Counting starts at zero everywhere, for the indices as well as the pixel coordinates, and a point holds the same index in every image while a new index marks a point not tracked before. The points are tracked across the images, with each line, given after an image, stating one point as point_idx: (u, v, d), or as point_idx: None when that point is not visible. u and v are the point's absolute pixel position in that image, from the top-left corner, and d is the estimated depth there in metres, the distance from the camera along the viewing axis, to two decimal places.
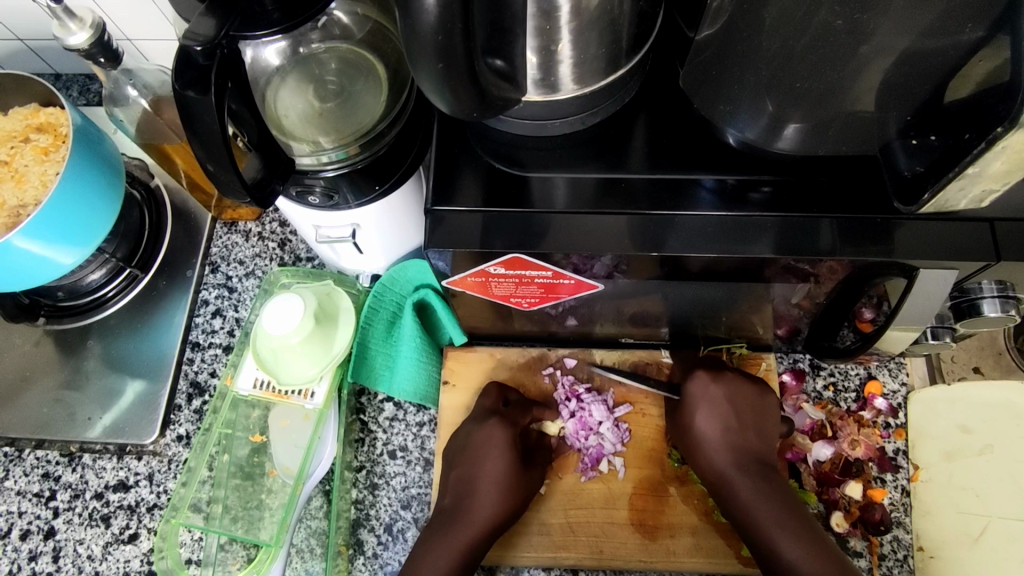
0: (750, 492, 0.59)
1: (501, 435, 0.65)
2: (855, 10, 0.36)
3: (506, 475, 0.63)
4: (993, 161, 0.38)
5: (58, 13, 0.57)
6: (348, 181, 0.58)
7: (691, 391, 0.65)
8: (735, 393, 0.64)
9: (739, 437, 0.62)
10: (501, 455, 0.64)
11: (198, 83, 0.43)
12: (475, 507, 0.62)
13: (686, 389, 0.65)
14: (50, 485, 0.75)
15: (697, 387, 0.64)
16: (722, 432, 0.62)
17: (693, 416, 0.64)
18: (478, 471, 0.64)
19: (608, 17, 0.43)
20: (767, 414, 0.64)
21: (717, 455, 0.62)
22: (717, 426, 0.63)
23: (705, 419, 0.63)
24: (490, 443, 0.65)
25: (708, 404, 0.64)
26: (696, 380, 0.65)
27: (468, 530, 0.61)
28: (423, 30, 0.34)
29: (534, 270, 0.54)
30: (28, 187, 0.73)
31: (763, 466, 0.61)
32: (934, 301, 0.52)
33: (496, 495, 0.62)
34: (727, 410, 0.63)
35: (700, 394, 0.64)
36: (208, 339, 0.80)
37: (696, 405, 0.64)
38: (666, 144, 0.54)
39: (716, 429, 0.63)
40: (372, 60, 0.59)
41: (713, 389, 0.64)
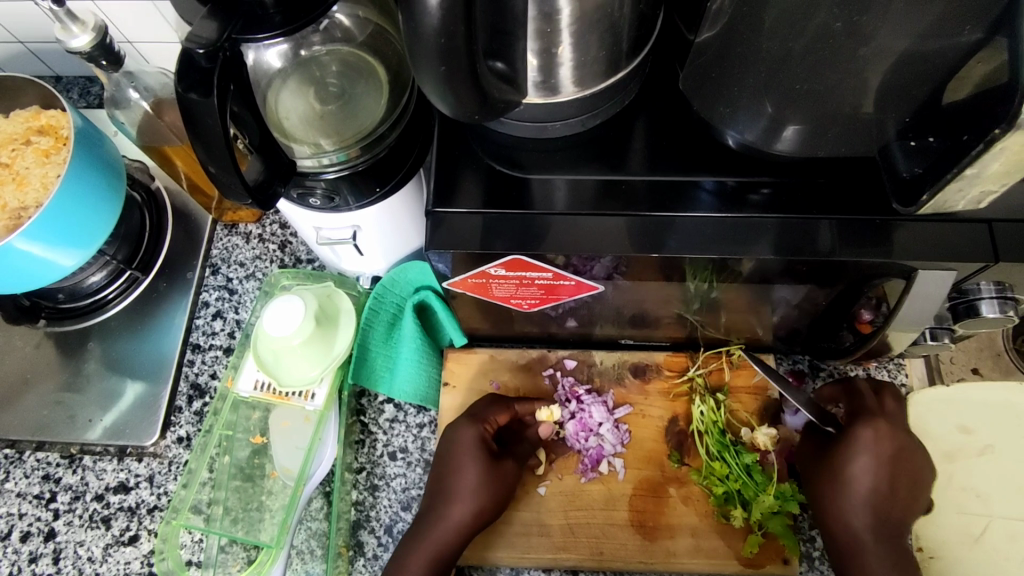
0: (886, 561, 0.57)
1: (472, 434, 0.65)
2: (853, 13, 0.36)
3: (478, 475, 0.63)
4: (991, 162, 0.38)
5: (60, 16, 0.58)
6: (348, 183, 0.59)
7: (860, 436, 0.60)
8: (899, 446, 0.60)
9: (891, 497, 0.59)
10: (472, 455, 0.64)
11: (201, 86, 0.43)
12: (450, 506, 0.63)
13: (853, 433, 0.60)
14: (51, 487, 0.75)
15: (867, 435, 0.60)
16: (874, 492, 0.59)
17: (847, 470, 0.60)
18: (453, 471, 0.64)
19: (608, 20, 0.43)
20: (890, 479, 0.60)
21: (860, 517, 0.58)
22: (875, 483, 0.59)
23: (849, 474, 0.59)
24: (464, 444, 0.65)
25: (869, 459, 0.59)
26: (873, 430, 0.60)
27: (444, 529, 0.62)
28: (426, 33, 0.34)
29: (535, 271, 0.54)
30: (28, 189, 0.73)
31: (900, 528, 0.59)
32: (934, 300, 0.52)
33: (468, 494, 0.63)
34: (886, 470, 0.59)
35: (866, 445, 0.60)
36: (208, 341, 0.80)
37: (856, 455, 0.60)
38: (666, 146, 0.54)
39: (870, 487, 0.59)
40: (373, 63, 0.60)
41: (881, 441, 0.60)
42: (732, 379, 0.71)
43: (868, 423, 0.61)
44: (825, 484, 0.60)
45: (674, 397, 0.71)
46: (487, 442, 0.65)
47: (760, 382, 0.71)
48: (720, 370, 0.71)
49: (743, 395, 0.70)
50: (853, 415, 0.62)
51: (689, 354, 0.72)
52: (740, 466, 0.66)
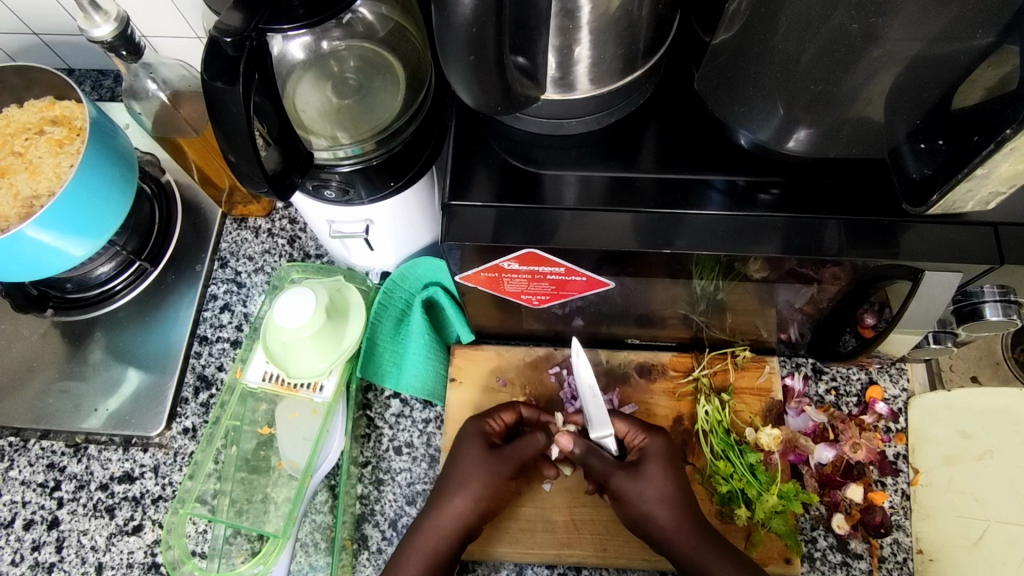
0: (709, 550, 0.60)
1: (473, 428, 0.67)
2: (871, 15, 0.37)
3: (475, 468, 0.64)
4: (1001, 163, 0.40)
5: (85, 5, 0.58)
6: (363, 177, 0.59)
7: (648, 448, 0.64)
8: (670, 457, 0.64)
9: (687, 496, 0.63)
10: (473, 446, 0.65)
11: (227, 74, 0.44)
12: (448, 503, 0.64)
13: (645, 444, 0.64)
14: (55, 475, 0.75)
15: (656, 448, 0.64)
16: (666, 491, 0.62)
17: (642, 475, 0.62)
18: (456, 464, 0.65)
19: (627, 19, 0.44)
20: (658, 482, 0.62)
21: (661, 510, 0.61)
22: (665, 484, 0.62)
23: (666, 477, 0.63)
24: (468, 438, 0.66)
25: (665, 465, 0.63)
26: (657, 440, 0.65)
27: (443, 526, 0.63)
28: (457, 22, 0.35)
29: (548, 266, 0.55)
30: (42, 177, 0.73)
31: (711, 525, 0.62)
32: (937, 305, 0.53)
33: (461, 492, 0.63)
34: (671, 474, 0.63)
35: (655, 455, 0.64)
36: (216, 333, 0.80)
37: (651, 461, 0.63)
38: (678, 145, 0.55)
39: (661, 486, 0.62)
40: (391, 60, 0.60)
41: (664, 448, 0.64)
42: (737, 380, 0.71)
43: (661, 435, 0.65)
44: (622, 486, 0.62)
45: (679, 397, 0.71)
46: (490, 438, 0.66)
47: (765, 383, 0.71)
48: (725, 372, 0.72)
49: (748, 397, 0.71)
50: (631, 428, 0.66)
51: (694, 355, 0.73)
52: (745, 465, 0.66)
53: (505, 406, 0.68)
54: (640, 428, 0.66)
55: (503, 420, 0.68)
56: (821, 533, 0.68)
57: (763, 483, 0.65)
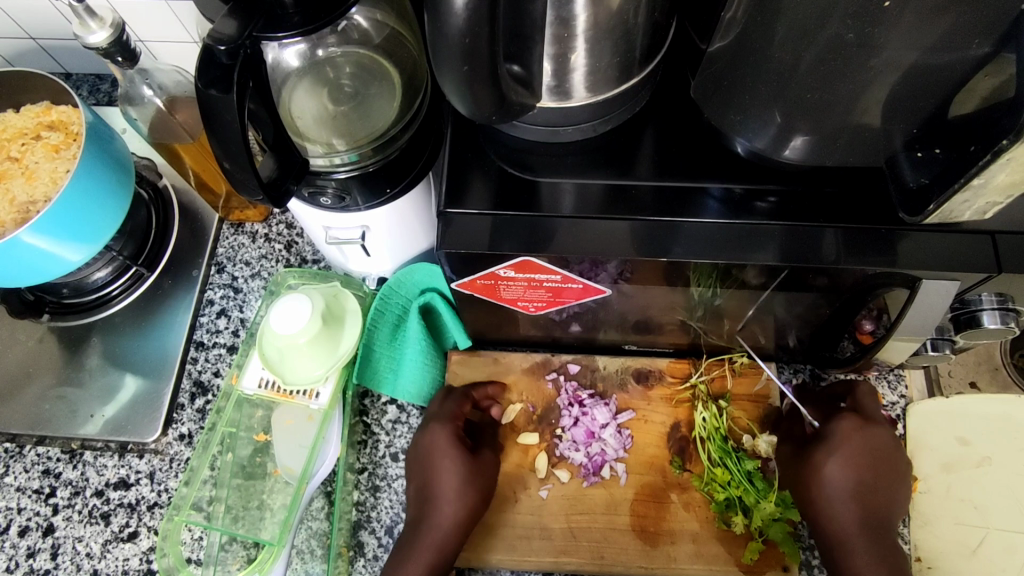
0: (861, 539, 0.60)
1: (445, 434, 0.67)
2: (866, 25, 0.37)
3: (457, 475, 0.65)
4: (997, 173, 0.40)
5: (79, 12, 0.58)
6: (359, 183, 0.59)
7: (831, 431, 0.64)
8: (874, 446, 0.63)
9: (874, 488, 0.62)
10: (447, 453, 0.66)
11: (221, 82, 0.44)
12: (439, 506, 0.64)
13: (830, 429, 0.64)
14: (51, 482, 0.75)
15: (840, 432, 0.64)
16: (856, 484, 0.62)
17: (836, 460, 0.63)
18: (432, 470, 0.66)
19: (623, 27, 0.44)
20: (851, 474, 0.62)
21: (851, 501, 0.62)
22: (846, 474, 0.63)
23: (846, 464, 0.63)
24: (438, 445, 0.67)
25: (842, 451, 0.63)
26: (844, 422, 0.64)
27: (435, 528, 0.63)
28: (451, 33, 0.35)
29: (544, 273, 0.55)
30: (38, 183, 0.73)
31: (885, 518, 0.62)
32: (935, 313, 0.53)
33: (450, 493, 0.64)
34: (863, 463, 0.63)
35: (857, 443, 0.63)
36: (212, 339, 0.80)
37: (836, 448, 0.63)
38: (674, 153, 0.55)
39: (841, 478, 0.62)
40: (387, 66, 0.60)
41: (859, 432, 0.64)
42: (734, 387, 0.71)
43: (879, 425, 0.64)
44: (835, 468, 0.63)
45: (676, 403, 0.71)
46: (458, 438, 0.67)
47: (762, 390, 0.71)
48: (722, 378, 0.72)
49: (744, 403, 0.71)
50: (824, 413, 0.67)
51: (691, 361, 0.72)
52: (742, 472, 0.66)
53: (460, 399, 0.70)
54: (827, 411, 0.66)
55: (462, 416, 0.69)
56: None
57: (761, 490, 0.65)
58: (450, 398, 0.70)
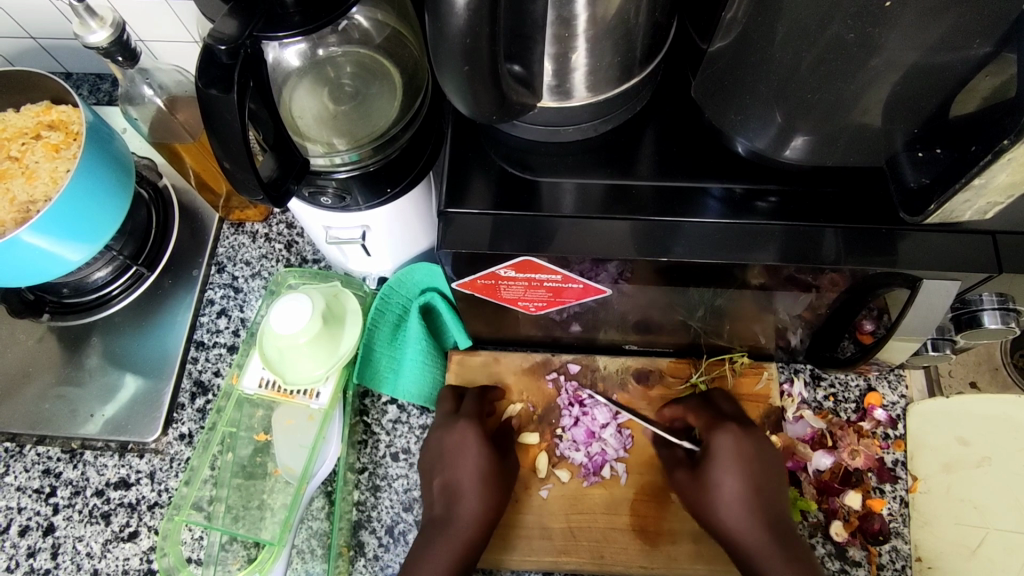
0: (771, 548, 0.58)
1: (472, 430, 0.66)
2: (867, 25, 0.37)
3: (481, 470, 0.65)
4: (998, 173, 0.40)
5: (80, 12, 0.58)
6: (359, 183, 0.59)
7: (715, 444, 0.63)
8: (748, 453, 0.62)
9: (766, 496, 0.61)
10: (473, 450, 0.65)
11: (221, 82, 0.44)
12: (464, 502, 0.63)
13: (713, 441, 0.63)
14: (51, 481, 0.75)
15: (723, 443, 0.62)
16: (743, 492, 0.60)
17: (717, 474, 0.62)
18: (458, 466, 0.65)
19: (623, 27, 0.44)
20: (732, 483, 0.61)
21: (736, 511, 0.60)
22: (735, 485, 0.61)
23: (739, 474, 0.61)
24: (466, 441, 0.66)
25: (730, 463, 0.61)
26: (724, 433, 0.63)
27: (460, 524, 0.63)
28: (452, 33, 0.35)
29: (545, 273, 0.55)
30: (38, 183, 0.73)
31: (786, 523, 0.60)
32: (936, 313, 0.53)
33: (475, 491, 0.64)
34: (749, 471, 0.61)
35: (727, 453, 0.62)
36: (212, 338, 0.80)
37: (720, 460, 0.62)
38: (675, 152, 0.55)
39: (733, 489, 0.61)
40: (388, 66, 0.60)
41: (740, 440, 0.62)
42: (735, 386, 0.71)
43: (727, 431, 0.63)
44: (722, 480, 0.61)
45: None
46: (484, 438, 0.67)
47: (763, 390, 0.71)
48: (723, 378, 0.71)
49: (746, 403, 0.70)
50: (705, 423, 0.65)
51: (691, 361, 0.72)
52: None
53: (483, 403, 0.70)
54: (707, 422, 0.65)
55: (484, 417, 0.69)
56: (820, 540, 0.67)
57: None
58: (477, 399, 0.69)
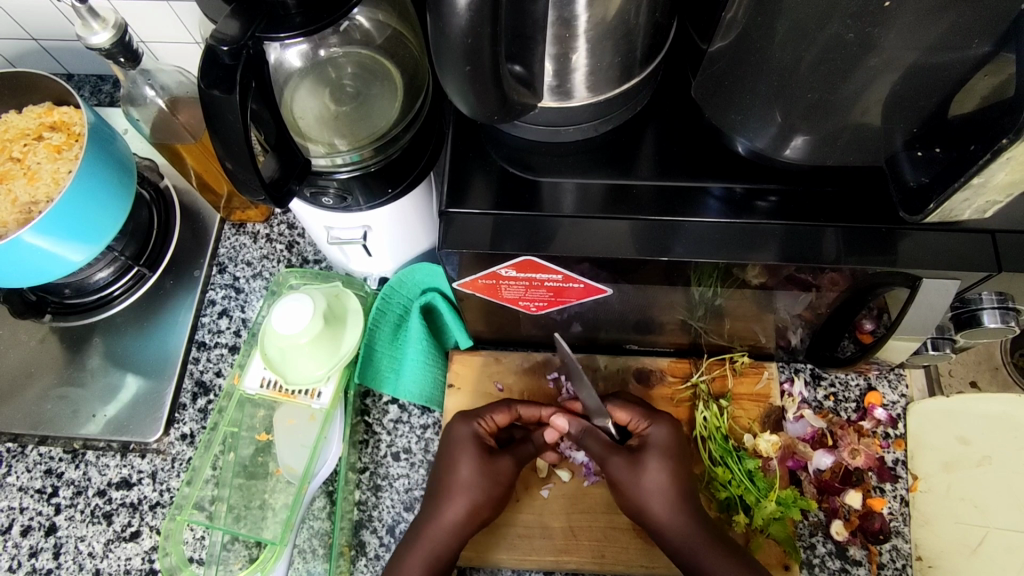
0: (699, 537, 0.60)
1: (466, 433, 0.66)
2: (867, 25, 0.37)
3: (472, 473, 0.64)
4: (997, 172, 0.40)
5: (82, 13, 0.58)
6: (361, 184, 0.59)
7: (653, 436, 0.64)
8: (677, 444, 0.64)
9: (687, 486, 0.63)
10: (468, 451, 0.65)
11: (223, 83, 0.44)
12: (448, 503, 0.63)
13: (649, 432, 0.64)
14: (53, 481, 0.75)
15: (661, 436, 0.64)
16: (672, 482, 0.62)
17: (644, 461, 0.63)
18: (451, 468, 0.65)
19: (623, 27, 0.44)
20: (660, 472, 0.62)
21: (663, 498, 0.61)
22: (665, 477, 0.62)
23: (666, 463, 0.63)
24: (461, 443, 0.66)
25: (663, 455, 0.63)
26: (660, 425, 0.64)
27: (441, 525, 0.63)
28: (453, 33, 0.35)
29: (545, 273, 0.55)
30: (40, 184, 0.73)
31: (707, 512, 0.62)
32: (936, 312, 0.53)
33: (462, 493, 0.63)
34: (677, 463, 0.63)
35: (659, 445, 0.64)
36: (214, 339, 0.80)
37: (654, 450, 0.63)
38: (676, 152, 0.55)
39: (662, 480, 0.62)
40: (389, 67, 0.60)
41: (674, 433, 0.64)
42: (735, 386, 0.71)
43: (665, 422, 0.65)
44: (654, 468, 0.62)
45: (677, 403, 0.71)
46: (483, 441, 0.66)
47: (764, 389, 0.71)
48: (723, 377, 0.71)
49: (746, 402, 0.71)
50: (635, 416, 0.66)
51: (692, 361, 0.72)
52: (743, 472, 0.66)
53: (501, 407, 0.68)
54: (642, 414, 0.66)
55: (497, 419, 0.67)
56: (820, 540, 0.68)
57: (762, 490, 0.65)
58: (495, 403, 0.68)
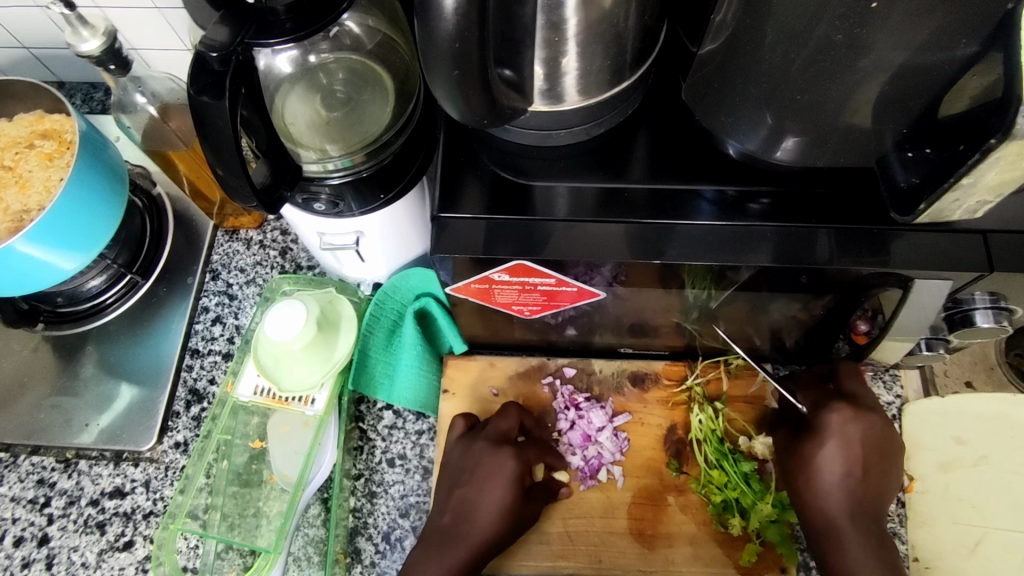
0: (850, 521, 0.56)
1: (510, 464, 0.64)
2: (854, 26, 0.37)
3: (506, 500, 0.63)
4: (986, 172, 0.40)
5: (71, 20, 0.58)
6: (353, 190, 0.60)
7: (829, 421, 0.59)
8: (875, 437, 0.59)
9: (866, 475, 0.58)
10: (503, 475, 0.64)
11: (213, 88, 0.44)
12: (478, 525, 0.62)
13: (820, 417, 0.60)
14: (46, 491, 0.75)
15: (837, 421, 0.59)
16: (848, 472, 0.58)
17: (836, 458, 0.58)
18: (480, 490, 0.63)
19: (613, 30, 0.44)
20: (829, 459, 0.58)
21: (833, 489, 0.57)
22: (841, 466, 0.58)
23: (834, 451, 0.58)
24: (497, 466, 0.64)
25: (838, 441, 0.59)
26: (836, 411, 0.59)
27: (470, 546, 0.61)
28: (441, 37, 0.35)
29: (538, 277, 0.55)
30: (31, 192, 0.73)
31: (875, 501, 0.58)
32: (929, 310, 0.54)
33: (494, 516, 0.62)
34: (855, 450, 0.58)
35: (842, 432, 0.59)
36: (207, 346, 0.80)
37: (828, 436, 0.59)
38: (667, 155, 0.55)
39: (838, 471, 0.58)
40: (380, 72, 0.60)
41: (854, 418, 0.59)
42: (730, 389, 0.71)
43: (846, 407, 0.60)
44: (830, 455, 0.58)
45: (672, 406, 0.71)
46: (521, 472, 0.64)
47: (758, 392, 0.71)
48: (718, 380, 0.71)
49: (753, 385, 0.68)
50: (817, 400, 0.62)
51: (687, 363, 0.72)
52: (739, 474, 0.66)
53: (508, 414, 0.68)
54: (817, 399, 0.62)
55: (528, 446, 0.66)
56: None
57: (757, 492, 0.66)
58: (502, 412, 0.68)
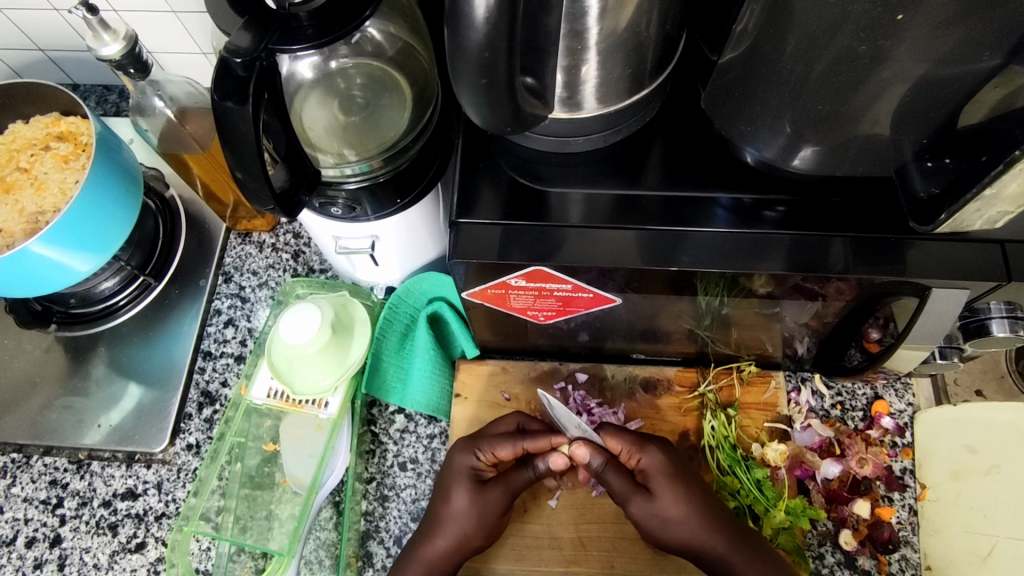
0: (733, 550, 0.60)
1: (465, 462, 0.65)
2: (878, 37, 0.37)
3: (467, 505, 0.63)
4: (1009, 184, 0.40)
5: (93, 25, 0.59)
6: (369, 194, 0.60)
7: (647, 465, 0.62)
8: (676, 469, 0.63)
9: (711, 506, 0.62)
10: (462, 482, 0.64)
11: (236, 94, 0.44)
12: (438, 532, 0.63)
13: (642, 461, 0.63)
14: (58, 492, 0.75)
15: (655, 462, 0.62)
16: (695, 508, 0.61)
17: (660, 497, 0.61)
18: (444, 498, 0.64)
19: (635, 39, 0.44)
20: (677, 501, 0.61)
21: (692, 527, 0.60)
22: (683, 502, 0.61)
23: (683, 493, 0.61)
24: (456, 473, 0.65)
25: (668, 480, 0.62)
26: (649, 454, 0.63)
27: (432, 550, 0.63)
28: (469, 47, 0.36)
29: (554, 283, 0.55)
30: (47, 195, 0.73)
31: (744, 529, 0.62)
32: (946, 319, 0.53)
33: (457, 521, 0.63)
34: (684, 487, 0.62)
35: (657, 472, 0.62)
36: (220, 348, 0.80)
37: (655, 478, 0.62)
38: (683, 163, 0.55)
39: (686, 504, 0.61)
40: (397, 77, 0.61)
41: (663, 460, 0.63)
42: (743, 395, 0.71)
43: (656, 448, 0.63)
44: (669, 496, 0.61)
45: (685, 412, 0.71)
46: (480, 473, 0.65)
47: (771, 399, 0.71)
48: (730, 387, 0.71)
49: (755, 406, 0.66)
50: (626, 449, 0.63)
51: (699, 370, 0.72)
52: (751, 481, 0.66)
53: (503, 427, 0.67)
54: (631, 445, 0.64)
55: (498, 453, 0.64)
56: (829, 549, 0.67)
57: (770, 499, 0.65)
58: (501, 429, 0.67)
